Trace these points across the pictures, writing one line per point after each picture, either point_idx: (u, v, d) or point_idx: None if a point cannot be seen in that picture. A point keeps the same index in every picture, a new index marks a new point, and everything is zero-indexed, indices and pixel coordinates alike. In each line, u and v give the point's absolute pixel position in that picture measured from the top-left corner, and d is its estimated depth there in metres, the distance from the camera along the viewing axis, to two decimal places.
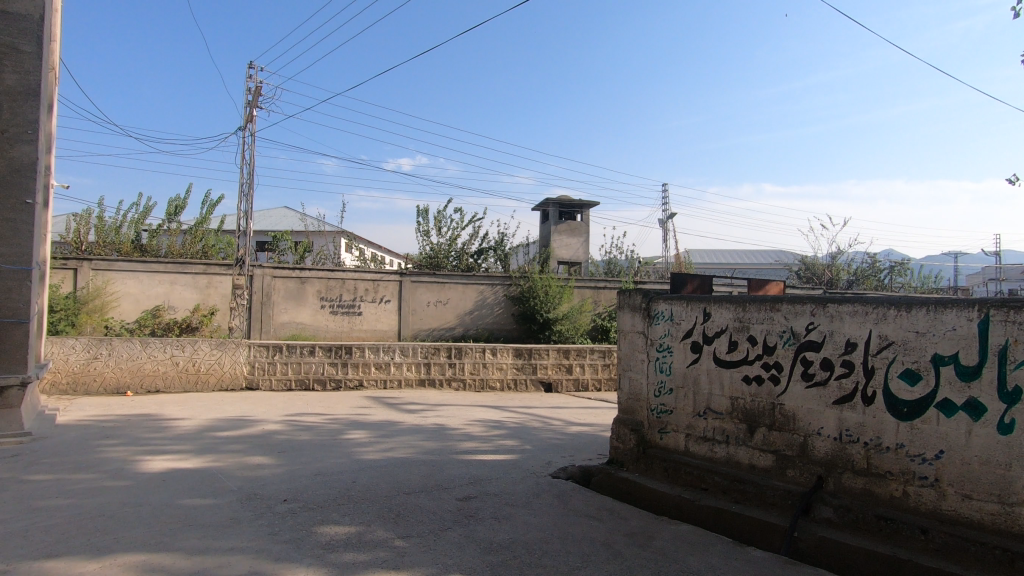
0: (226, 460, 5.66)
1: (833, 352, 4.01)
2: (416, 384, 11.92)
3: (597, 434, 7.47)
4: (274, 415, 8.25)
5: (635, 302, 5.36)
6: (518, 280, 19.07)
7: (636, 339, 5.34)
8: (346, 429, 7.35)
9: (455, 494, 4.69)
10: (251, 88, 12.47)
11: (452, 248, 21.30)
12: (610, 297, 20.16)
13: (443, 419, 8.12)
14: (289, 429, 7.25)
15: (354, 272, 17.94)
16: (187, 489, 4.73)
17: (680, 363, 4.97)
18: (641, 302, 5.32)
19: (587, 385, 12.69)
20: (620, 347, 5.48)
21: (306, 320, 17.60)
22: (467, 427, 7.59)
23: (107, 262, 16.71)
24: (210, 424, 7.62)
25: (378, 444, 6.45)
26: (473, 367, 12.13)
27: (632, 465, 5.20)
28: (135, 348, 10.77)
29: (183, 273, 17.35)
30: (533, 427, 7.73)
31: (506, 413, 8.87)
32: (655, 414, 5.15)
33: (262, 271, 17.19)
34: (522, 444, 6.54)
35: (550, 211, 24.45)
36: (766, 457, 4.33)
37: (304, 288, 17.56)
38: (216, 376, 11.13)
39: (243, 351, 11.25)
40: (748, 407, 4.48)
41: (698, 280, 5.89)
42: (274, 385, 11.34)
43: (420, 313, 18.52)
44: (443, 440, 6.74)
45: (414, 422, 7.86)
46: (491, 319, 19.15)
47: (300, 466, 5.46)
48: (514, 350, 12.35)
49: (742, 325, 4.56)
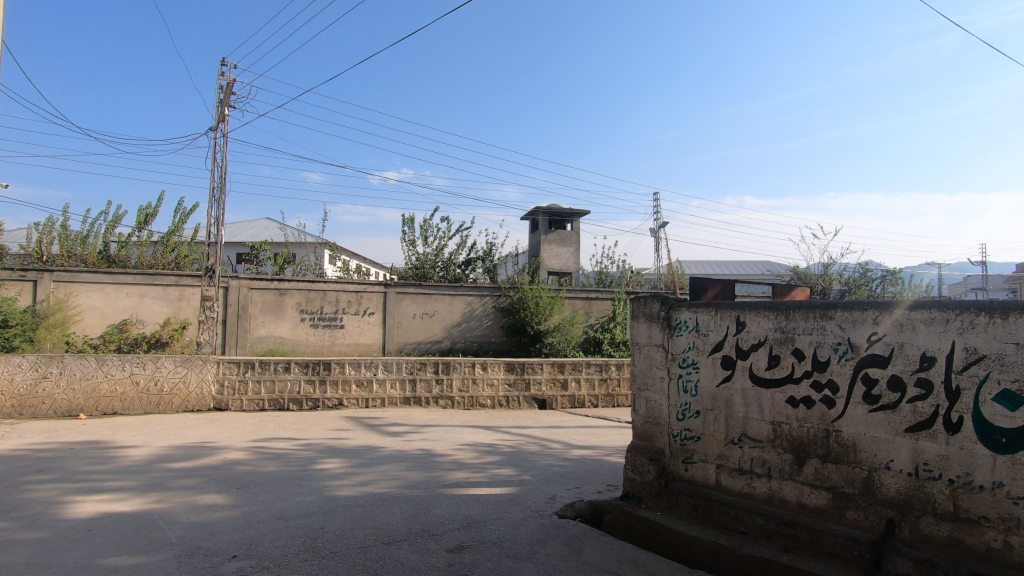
0: (173, 500, 4.79)
1: (905, 369, 3.31)
2: (401, 403, 11.06)
3: (604, 459, 6.68)
4: (239, 441, 7.35)
5: (653, 311, 4.63)
6: (508, 291, 18.34)
7: (654, 353, 4.62)
8: (320, 457, 6.48)
9: (444, 543, 3.88)
10: (222, 86, 11.67)
11: (439, 258, 20.53)
12: (602, 308, 19.47)
13: (431, 444, 7.29)
14: (254, 458, 6.37)
15: (335, 283, 17.06)
16: (115, 542, 3.86)
17: (709, 381, 4.25)
18: (659, 311, 4.58)
19: (584, 402, 11.92)
20: (635, 362, 4.76)
21: (285, 334, 16.67)
22: (457, 452, 6.75)
23: (70, 273, 15.68)
24: (164, 453, 6.72)
25: (355, 476, 5.61)
26: (461, 384, 11.31)
27: (652, 501, 4.43)
28: (90, 366, 9.80)
29: (152, 285, 16.33)
30: (531, 452, 6.91)
31: (499, 435, 8.06)
32: (678, 441, 4.42)
33: (238, 283, 16.27)
34: (520, 474, 5.74)
35: (540, 220, 23.81)
36: (820, 495, 3.61)
37: (283, 301, 16.67)
38: (181, 396, 10.18)
39: (211, 368, 10.33)
40: (794, 434, 3.76)
41: (719, 286, 5.24)
42: (245, 405, 10.42)
43: (405, 326, 17.65)
44: (430, 469, 5.91)
45: (398, 448, 7.01)
46: (480, 332, 18.34)
47: (260, 507, 4.61)
48: (505, 364, 11.57)
49: (785, 337, 3.85)
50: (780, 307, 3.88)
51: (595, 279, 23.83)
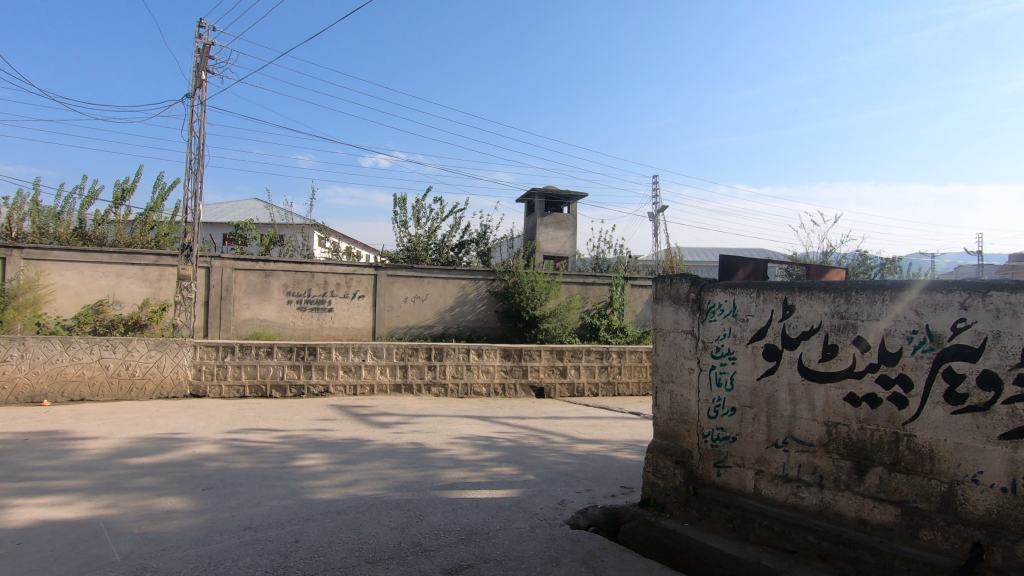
0: (126, 504, 4.17)
1: (1001, 364, 2.72)
2: (391, 390, 10.46)
3: (612, 456, 6.11)
4: (213, 432, 6.72)
5: (681, 293, 4.04)
6: (503, 275, 17.72)
7: (680, 340, 4.03)
8: (301, 452, 5.86)
9: (440, 562, 3.29)
10: (199, 49, 10.81)
11: (432, 240, 19.82)
12: (599, 293, 18.91)
13: (423, 436, 6.68)
14: (227, 452, 5.75)
15: (324, 265, 16.34)
16: (45, 562, 3.23)
17: (748, 374, 3.67)
18: (688, 293, 3.99)
19: (583, 390, 11.37)
20: (658, 351, 4.17)
21: (271, 317, 15.97)
22: (451, 447, 6.15)
23: (41, 250, 14.84)
24: (127, 445, 6.08)
25: (338, 475, 4.99)
26: (455, 370, 10.73)
27: (677, 510, 3.87)
28: (55, 349, 9.10)
29: (130, 264, 15.51)
30: (533, 447, 6.32)
31: (497, 427, 7.48)
32: (709, 442, 3.85)
33: (221, 263, 15.51)
34: (523, 474, 5.16)
35: (536, 202, 23.11)
36: (885, 510, 3.05)
37: (268, 282, 15.94)
38: (155, 381, 9.50)
39: (187, 352, 9.65)
40: (854, 438, 3.18)
41: (751, 266, 4.65)
42: (224, 391, 9.77)
43: (397, 310, 16.99)
44: (422, 467, 5.31)
45: (387, 441, 6.40)
46: (474, 317, 17.72)
47: (226, 514, 3.99)
48: (502, 351, 10.99)
49: (845, 323, 3.27)
50: (840, 289, 3.29)
51: (591, 264, 23.25)
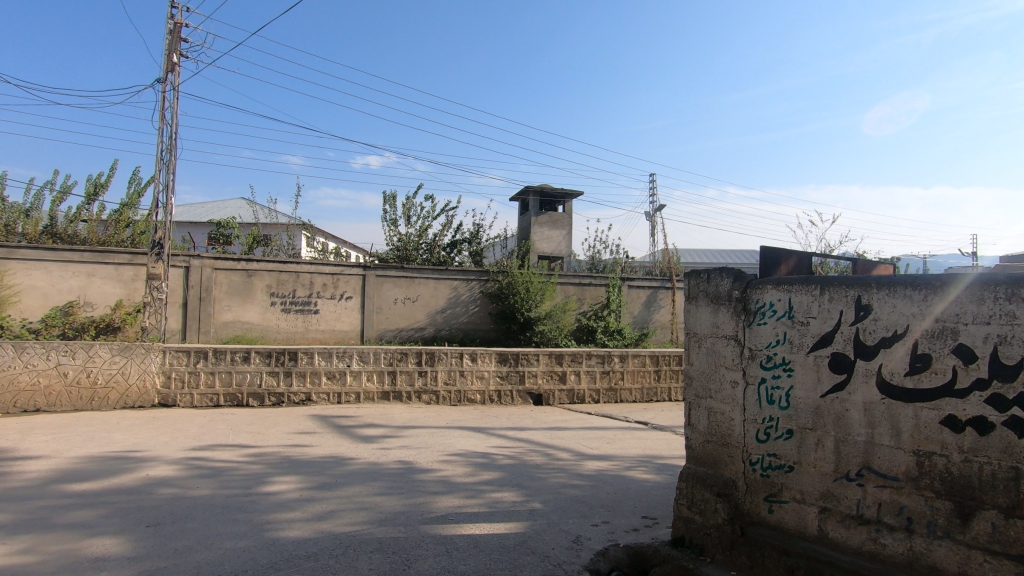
0: (46, 549, 3.41)
1: None
2: (379, 398, 9.72)
3: (626, 476, 5.41)
4: (175, 449, 5.96)
5: (721, 290, 3.39)
6: (496, 275, 17.03)
7: (721, 348, 3.37)
8: (271, 475, 5.11)
9: None
10: (169, 30, 10.00)
11: (422, 239, 19.10)
12: (596, 294, 18.25)
13: (412, 453, 5.96)
14: (185, 476, 4.99)
15: (309, 265, 15.55)
16: None
17: (809, 390, 3.00)
18: (731, 290, 3.34)
19: (584, 397, 10.70)
20: (692, 360, 3.53)
21: (254, 319, 15.16)
22: (444, 466, 5.42)
23: (7, 249, 13.94)
24: (72, 466, 5.31)
25: (311, 505, 4.25)
26: (447, 376, 10.02)
27: (721, 555, 3.20)
28: (6, 355, 8.28)
29: (103, 263, 14.63)
30: (535, 465, 5.62)
31: (494, 440, 6.77)
32: (758, 472, 3.18)
33: (200, 262, 14.69)
34: (528, 501, 4.45)
35: (530, 200, 22.41)
36: (1001, 566, 2.38)
37: (250, 283, 15.14)
38: (119, 390, 8.70)
39: (156, 358, 8.87)
40: (954, 473, 2.51)
41: (794, 259, 3.99)
42: (195, 400, 8.99)
43: (386, 312, 16.24)
44: (411, 493, 4.58)
45: (371, 459, 5.67)
46: (466, 319, 16.98)
47: (167, 562, 3.25)
48: (498, 355, 10.29)
49: (942, 328, 2.59)
50: (933, 284, 2.60)
51: (587, 264, 22.63)
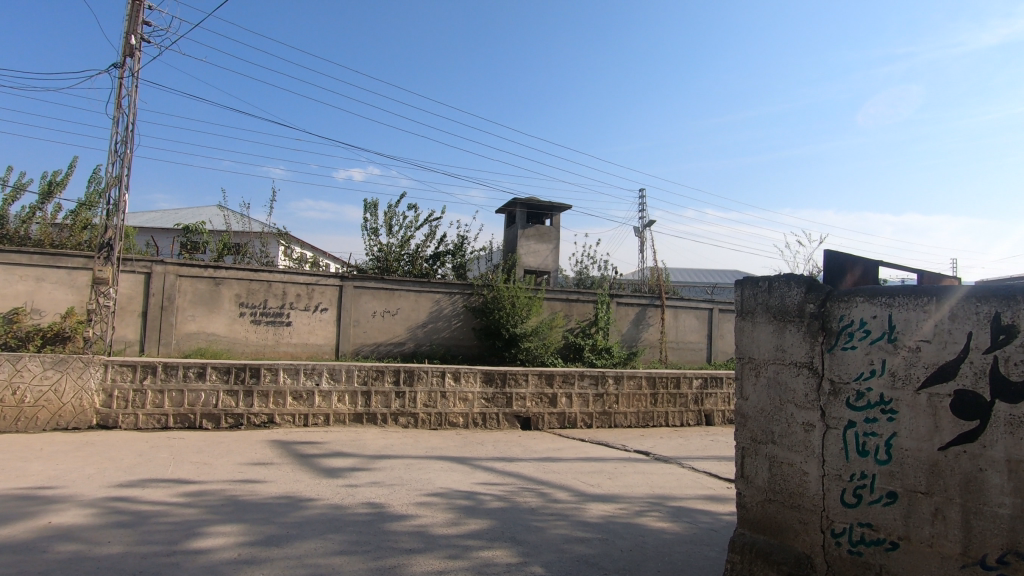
0: None
1: None
2: (351, 421, 8.75)
3: (638, 524, 4.56)
4: (97, 486, 4.95)
5: (790, 303, 2.63)
6: (480, 289, 16.19)
7: (792, 380, 2.59)
8: (207, 523, 4.14)
9: None
10: (129, 9, 9.12)
11: (404, 250, 18.23)
12: (583, 311, 17.54)
13: (384, 492, 5.03)
14: (96, 527, 4.00)
15: (282, 273, 14.54)
16: None
17: (920, 441, 2.22)
18: (805, 304, 2.58)
19: (575, 422, 9.86)
20: (747, 393, 2.76)
21: (220, 330, 14.06)
22: (421, 512, 4.51)
23: None
24: None
25: (249, 571, 3.31)
26: (427, 398, 9.10)
27: None
28: None
29: (54, 267, 13.43)
30: (531, 509, 4.73)
31: (480, 475, 5.88)
32: (844, 547, 2.40)
33: (163, 268, 13.60)
34: (526, 563, 3.57)
35: (517, 212, 21.67)
36: None
37: (218, 292, 14.06)
38: (50, 410, 7.62)
39: (95, 373, 7.82)
40: None
41: (859, 269, 3.24)
42: (140, 422, 7.94)
43: (364, 325, 15.26)
44: (379, 552, 3.66)
45: (334, 501, 4.73)
46: (448, 334, 16.05)
47: None
48: (483, 375, 9.42)
49: None
50: None
51: (574, 280, 21.93)
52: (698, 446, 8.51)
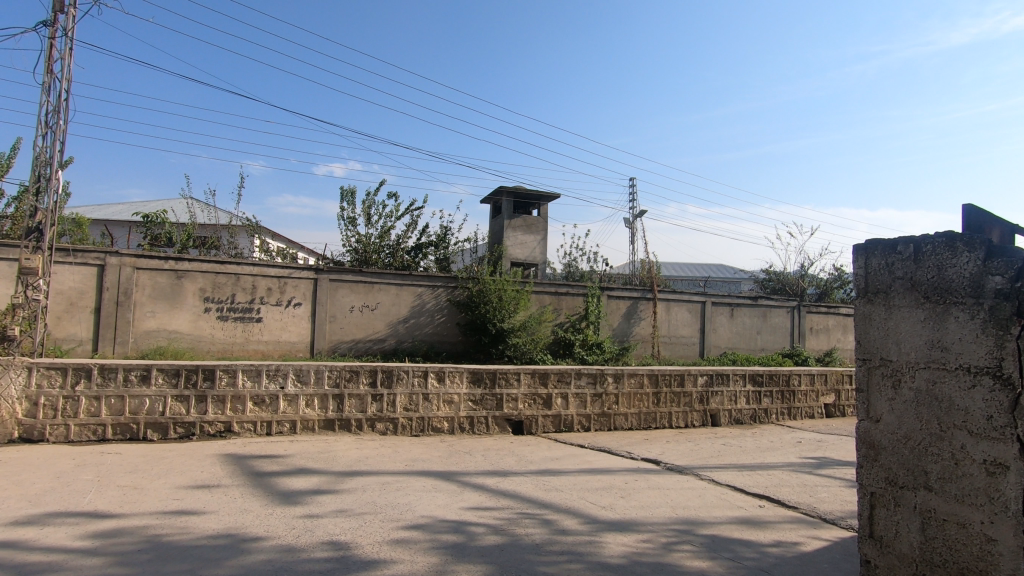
0: None
1: None
2: (321, 428, 7.73)
3: (671, 564, 3.63)
4: None
5: (968, 278, 2.63)
6: (465, 282, 15.18)
7: (978, 392, 2.58)
8: None
9: None
10: None
11: (384, 241, 17.16)
12: (573, 304, 16.65)
13: (351, 526, 4.03)
14: None
15: (251, 266, 13.38)
16: None
17: None
18: (995, 286, 2.53)
19: (572, 425, 8.96)
20: (908, 415, 2.85)
21: (183, 327, 12.87)
22: (397, 555, 3.54)
23: None
24: None
25: None
26: (408, 401, 8.12)
27: None
28: None
29: None
30: (535, 547, 3.78)
31: (469, 497, 4.92)
32: None
33: (119, 260, 12.34)
34: None
35: (503, 202, 20.67)
36: None
37: (180, 286, 12.86)
38: None
39: (16, 378, 6.68)
40: None
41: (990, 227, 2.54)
42: (72, 435, 6.82)
43: (341, 321, 14.17)
44: None
45: (286, 541, 3.73)
46: (431, 330, 15.04)
47: None
48: (470, 375, 8.46)
49: None
50: None
51: (562, 273, 21.04)
52: (711, 452, 7.66)
